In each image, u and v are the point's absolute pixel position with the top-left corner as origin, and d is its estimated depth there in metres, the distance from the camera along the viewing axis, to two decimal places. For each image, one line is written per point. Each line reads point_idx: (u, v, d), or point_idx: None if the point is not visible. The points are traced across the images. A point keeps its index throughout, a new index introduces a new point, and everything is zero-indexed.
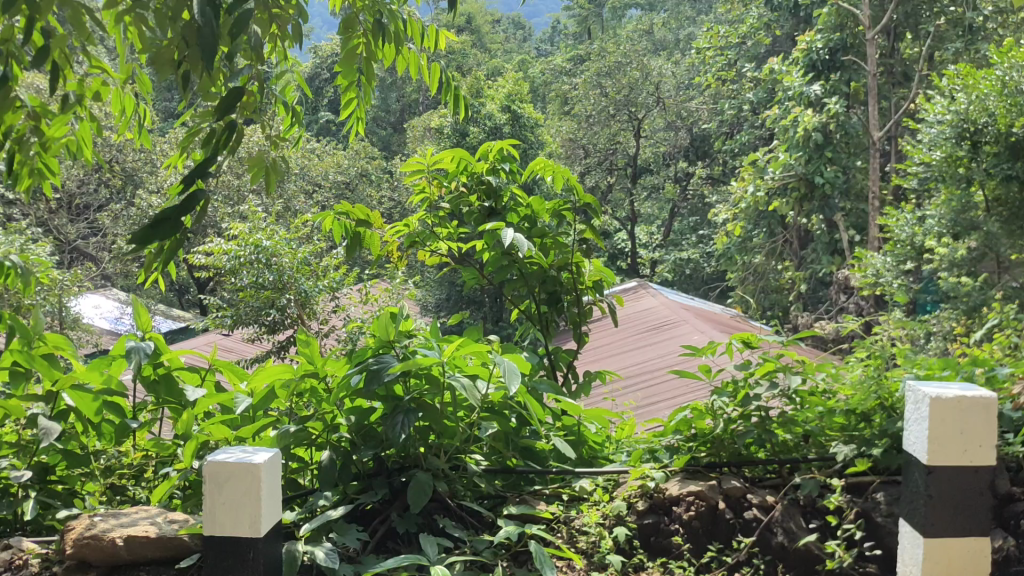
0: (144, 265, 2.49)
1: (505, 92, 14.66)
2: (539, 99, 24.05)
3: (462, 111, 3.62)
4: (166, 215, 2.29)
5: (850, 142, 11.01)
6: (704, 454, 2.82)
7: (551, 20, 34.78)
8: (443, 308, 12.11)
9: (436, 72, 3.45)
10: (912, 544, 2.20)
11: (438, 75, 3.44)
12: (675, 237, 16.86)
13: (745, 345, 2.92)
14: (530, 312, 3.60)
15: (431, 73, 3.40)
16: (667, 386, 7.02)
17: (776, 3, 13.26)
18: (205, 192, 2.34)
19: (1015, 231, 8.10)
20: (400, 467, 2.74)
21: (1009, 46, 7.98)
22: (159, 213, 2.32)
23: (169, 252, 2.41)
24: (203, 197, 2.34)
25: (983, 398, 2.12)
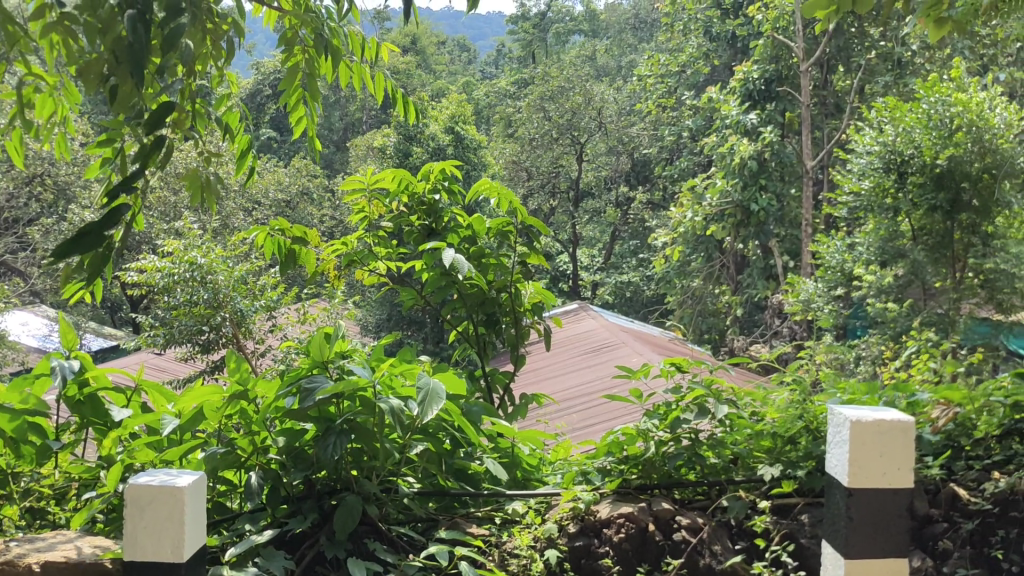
0: (66, 279, 2.42)
1: (449, 114, 14.72)
2: (483, 121, 24.16)
3: (412, 121, 3.64)
4: (89, 229, 2.23)
5: (785, 170, 11.28)
6: (634, 476, 2.85)
7: (497, 43, 34.96)
8: (382, 328, 11.98)
9: (381, 84, 3.42)
10: (834, 565, 2.25)
11: (382, 86, 3.42)
12: (616, 261, 17.07)
13: (677, 368, 2.97)
14: (468, 334, 3.60)
15: (376, 85, 3.36)
16: (603, 409, 7.04)
17: (714, 33, 13.59)
18: (129, 206, 2.28)
19: (939, 259, 8.41)
20: (329, 490, 2.70)
21: (934, 81, 8.29)
22: (81, 227, 2.26)
23: (91, 266, 2.34)
24: (127, 211, 2.28)
25: (901, 422, 2.18)
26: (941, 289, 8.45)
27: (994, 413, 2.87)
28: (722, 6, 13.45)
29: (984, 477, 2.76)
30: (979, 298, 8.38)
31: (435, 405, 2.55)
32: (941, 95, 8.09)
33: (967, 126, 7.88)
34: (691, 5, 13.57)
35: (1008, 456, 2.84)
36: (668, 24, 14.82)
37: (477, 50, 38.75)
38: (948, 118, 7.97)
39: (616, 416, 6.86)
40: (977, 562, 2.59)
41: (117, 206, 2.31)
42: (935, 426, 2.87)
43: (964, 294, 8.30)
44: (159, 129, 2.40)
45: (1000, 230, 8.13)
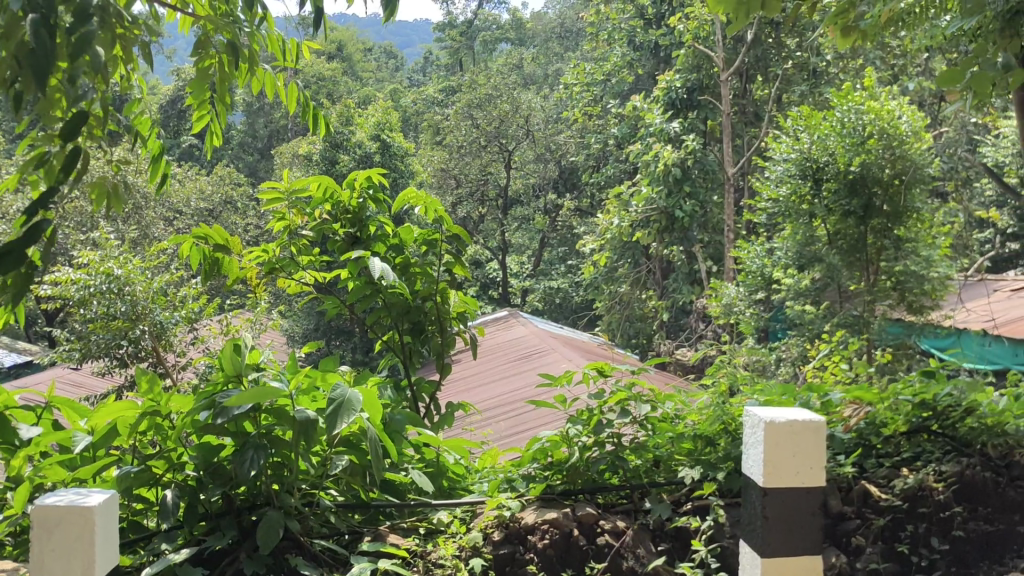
0: None
1: (375, 121, 14.63)
2: (411, 129, 24.04)
3: (328, 129, 3.56)
4: (8, 248, 2.14)
5: (707, 177, 11.52)
6: (559, 483, 2.86)
7: (423, 51, 34.70)
8: (309, 339, 11.81)
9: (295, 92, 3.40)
10: (751, 564, 2.30)
11: (297, 93, 3.36)
12: (545, 267, 17.20)
13: (599, 372, 3.00)
14: (393, 343, 3.54)
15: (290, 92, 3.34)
16: (529, 416, 7.02)
17: (638, 43, 13.82)
18: (48, 221, 2.20)
19: (854, 262, 8.62)
20: (250, 506, 2.64)
21: (846, 90, 8.58)
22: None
23: (15, 287, 2.26)
24: (47, 226, 2.20)
25: (813, 422, 2.24)
26: (855, 292, 8.62)
27: (901, 411, 3.00)
28: (645, 16, 13.69)
29: (893, 474, 2.86)
30: (891, 300, 8.61)
31: (352, 414, 2.53)
32: (854, 104, 8.40)
33: (878, 134, 8.19)
34: (615, 14, 13.75)
35: (915, 453, 2.97)
36: (593, 34, 15.05)
37: (405, 58, 38.61)
38: (860, 126, 8.29)
39: (542, 422, 6.85)
40: (888, 556, 2.66)
41: (36, 222, 2.23)
42: (846, 425, 2.97)
43: (878, 297, 8.49)
44: (75, 139, 2.32)
45: (912, 233, 8.45)
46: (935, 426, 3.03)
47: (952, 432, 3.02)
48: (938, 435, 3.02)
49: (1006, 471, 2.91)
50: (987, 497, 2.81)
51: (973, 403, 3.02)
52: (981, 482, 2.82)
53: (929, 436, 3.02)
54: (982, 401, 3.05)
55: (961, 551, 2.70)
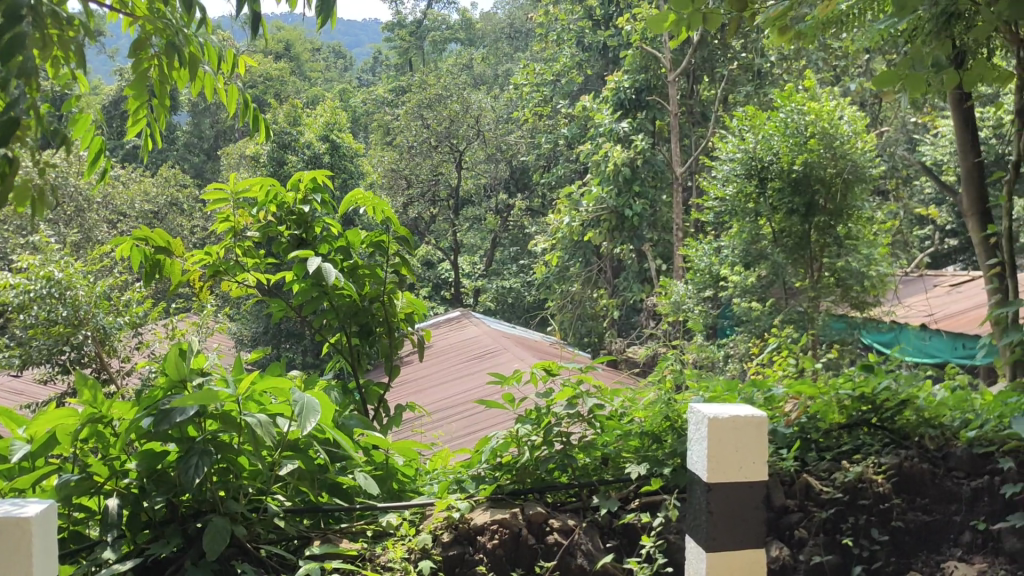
0: None
1: (324, 122, 14.50)
2: (361, 129, 23.84)
3: (266, 133, 3.53)
4: None
5: (656, 176, 11.62)
6: (508, 482, 2.87)
7: (373, 51, 34.39)
8: (259, 341, 11.67)
9: (236, 96, 3.39)
10: (697, 559, 2.33)
11: (237, 97, 3.35)
12: (498, 267, 17.21)
13: (547, 371, 3.02)
14: (341, 345, 3.50)
15: (230, 96, 3.34)
16: (480, 416, 7.00)
17: (586, 44, 13.91)
18: None
19: (798, 259, 8.77)
20: (195, 513, 2.60)
21: (789, 91, 8.75)
22: None
23: None
24: None
25: (755, 418, 2.30)
26: (799, 289, 8.79)
27: (842, 405, 3.09)
28: (593, 17, 13.79)
29: (834, 466, 2.92)
30: (835, 296, 8.78)
31: (308, 418, 2.55)
32: (796, 104, 8.58)
33: (819, 134, 8.39)
34: (563, 14, 13.82)
35: (855, 446, 3.05)
36: (543, 34, 15.09)
37: (354, 58, 38.31)
38: (803, 126, 8.46)
39: (492, 422, 6.83)
40: (831, 548, 2.71)
41: None
42: (789, 419, 3.04)
43: (822, 293, 8.67)
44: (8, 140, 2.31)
45: (854, 231, 8.66)
46: (875, 420, 3.12)
47: (890, 425, 3.12)
48: (878, 429, 3.12)
49: (943, 462, 3.00)
50: (924, 487, 2.89)
51: (910, 396, 3.14)
52: (918, 473, 2.90)
53: (868, 429, 3.11)
54: (919, 394, 3.18)
55: (900, 541, 2.76)
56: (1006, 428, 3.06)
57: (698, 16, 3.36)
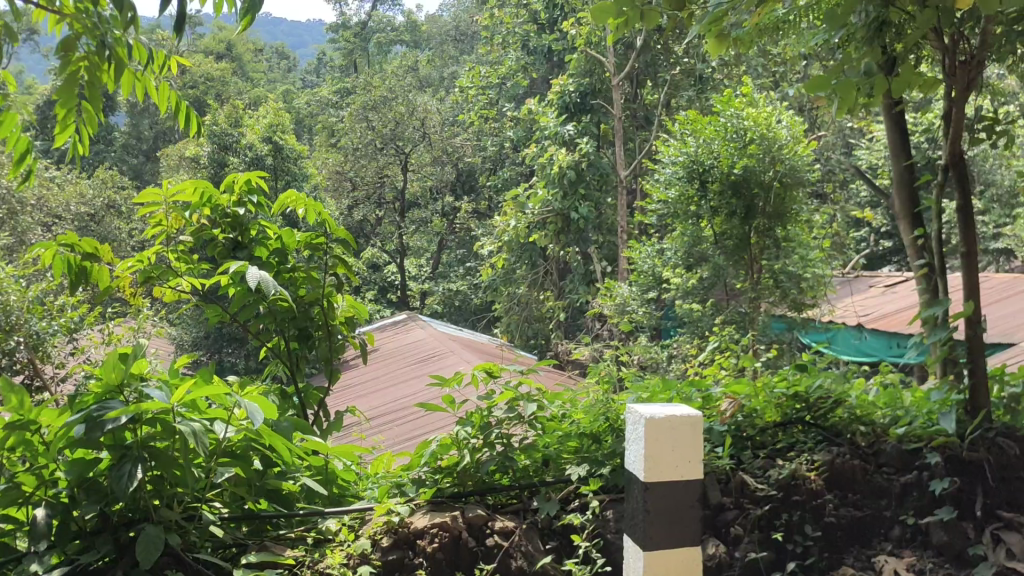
0: None
1: (267, 123, 14.30)
2: (305, 131, 23.57)
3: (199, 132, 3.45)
4: None
5: (600, 179, 11.72)
6: (448, 485, 2.86)
7: (317, 52, 33.96)
8: (200, 346, 11.45)
9: (168, 95, 3.34)
10: (635, 558, 2.35)
11: (169, 96, 3.27)
12: (444, 270, 17.10)
13: (488, 374, 3.01)
14: (279, 349, 3.44)
15: (162, 95, 3.29)
16: (424, 419, 6.93)
17: (531, 47, 13.95)
18: None
19: (739, 261, 8.92)
20: (127, 521, 2.54)
21: (728, 96, 8.91)
22: None
23: None
24: None
25: (690, 417, 2.33)
26: (740, 289, 8.94)
27: (778, 404, 3.16)
28: (538, 21, 13.84)
29: (769, 464, 2.97)
30: (775, 297, 8.92)
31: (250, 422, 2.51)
32: (736, 109, 8.73)
33: (759, 139, 8.55)
34: (508, 18, 13.85)
35: (789, 444, 3.11)
36: (488, 37, 15.10)
37: (297, 58, 37.94)
38: (741, 131, 8.62)
39: (436, 425, 6.75)
40: (765, 544, 2.75)
41: None
42: (724, 417, 3.09)
43: (762, 294, 8.82)
44: None
45: (792, 234, 8.83)
46: (809, 419, 3.20)
47: (824, 423, 3.20)
48: (811, 427, 3.19)
49: (873, 458, 3.07)
50: (855, 483, 2.95)
51: (842, 395, 3.22)
52: (850, 470, 2.96)
53: (802, 427, 3.18)
54: (851, 393, 3.27)
55: (832, 536, 2.83)
56: (934, 424, 3.14)
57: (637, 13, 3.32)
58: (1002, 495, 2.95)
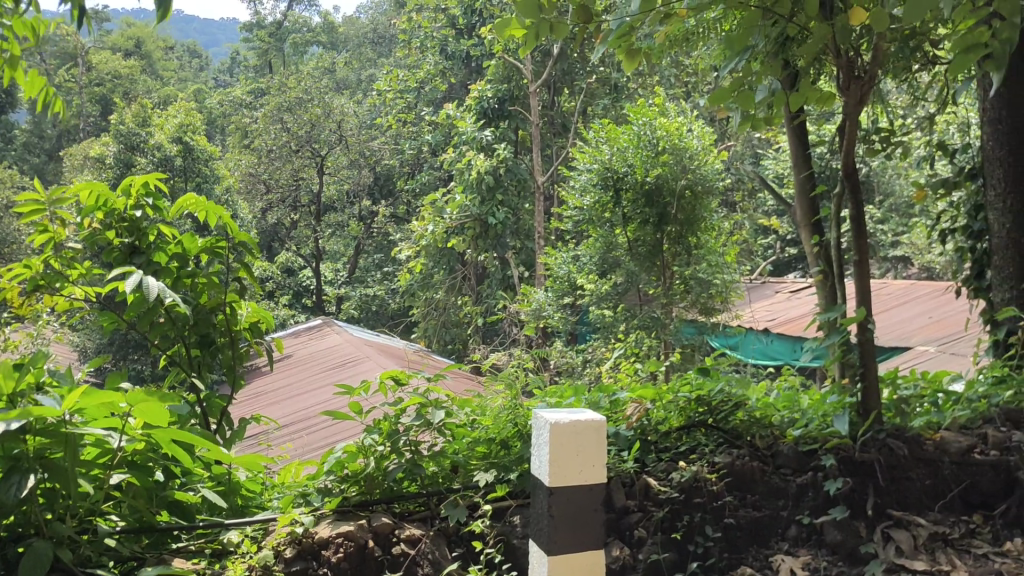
0: None
1: (177, 122, 13.94)
2: (218, 132, 23.05)
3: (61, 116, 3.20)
4: None
5: (518, 185, 11.79)
6: (354, 494, 2.81)
7: (230, 51, 33.20)
8: (104, 353, 11.06)
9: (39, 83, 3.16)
10: (540, 563, 2.37)
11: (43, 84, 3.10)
12: (361, 274, 16.92)
13: (396, 381, 2.99)
14: (180, 357, 3.34)
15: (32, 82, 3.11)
16: (334, 429, 6.82)
17: (449, 52, 13.94)
18: None
19: (652, 267, 9.09)
20: (16, 537, 2.41)
21: (641, 106, 9.10)
22: None
23: None
24: None
25: (593, 422, 2.36)
26: (653, 295, 9.11)
27: (679, 407, 3.26)
28: (456, 26, 13.88)
29: (671, 467, 3.04)
30: (685, 302, 9.12)
31: None
32: (648, 119, 8.93)
33: (670, 148, 8.78)
34: (426, 22, 13.83)
35: (691, 446, 3.19)
36: (407, 41, 15.01)
37: (210, 58, 37.08)
38: (654, 140, 8.83)
39: (346, 435, 6.66)
40: (667, 546, 2.81)
41: None
42: (630, 423, 3.15)
43: (673, 299, 9.01)
44: None
45: (702, 241, 9.05)
46: (711, 421, 3.28)
47: (724, 425, 3.28)
48: (713, 429, 3.27)
49: (771, 460, 3.17)
50: (754, 484, 3.04)
51: (741, 398, 3.32)
52: (749, 471, 3.05)
53: (704, 430, 3.27)
54: (750, 397, 3.37)
55: (732, 537, 2.90)
56: (828, 426, 3.27)
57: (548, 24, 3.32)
58: (890, 494, 3.10)
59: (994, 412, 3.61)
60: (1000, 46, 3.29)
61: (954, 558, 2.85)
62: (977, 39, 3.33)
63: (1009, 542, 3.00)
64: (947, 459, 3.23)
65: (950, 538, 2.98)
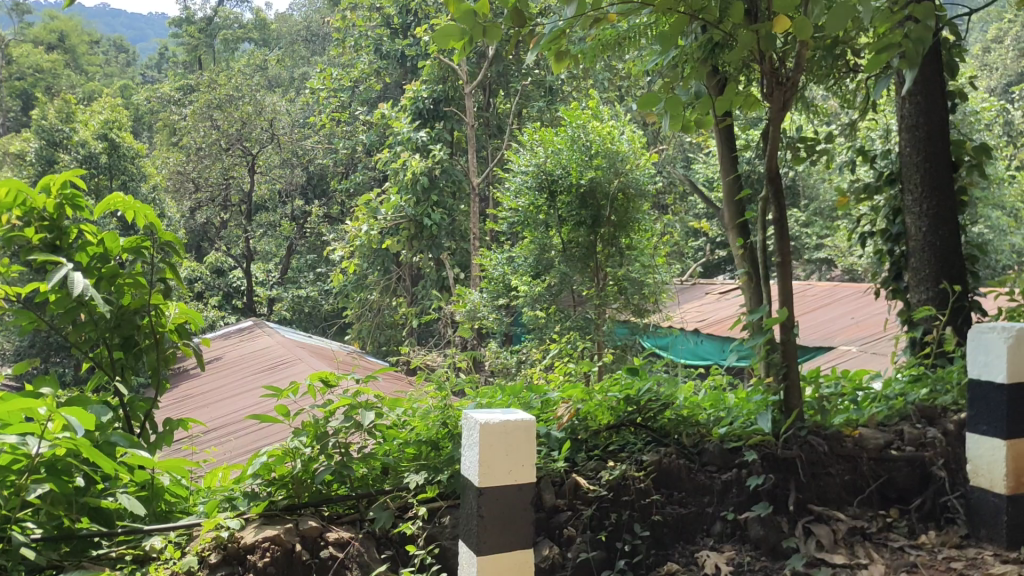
0: None
1: (102, 119, 13.48)
2: (145, 128, 22.49)
3: None
4: None
5: (453, 186, 11.74)
6: (281, 498, 2.77)
7: (159, 46, 32.45)
8: (23, 355, 10.68)
9: None
10: (469, 563, 2.37)
11: None
12: (294, 275, 16.65)
13: (324, 383, 2.96)
14: (102, 360, 3.23)
15: None
16: (260, 433, 6.70)
17: (384, 51, 13.83)
18: None
19: (585, 268, 9.15)
20: None
21: (575, 109, 9.18)
22: None
23: None
24: None
25: (523, 422, 2.37)
26: (586, 296, 9.18)
27: (610, 406, 3.31)
28: (391, 25, 13.81)
29: (601, 466, 3.08)
30: (618, 303, 9.21)
31: None
32: (582, 122, 9.03)
33: (603, 152, 8.90)
34: (361, 21, 13.73)
35: (620, 445, 3.25)
36: (340, 39, 14.86)
37: (138, 53, 36.19)
38: (588, 143, 8.93)
39: (272, 439, 6.55)
40: (596, 544, 2.83)
41: None
42: (560, 422, 3.18)
43: (606, 300, 9.10)
44: None
45: (634, 242, 9.18)
46: (639, 420, 3.34)
47: (652, 424, 3.34)
48: (641, 428, 3.33)
49: (697, 458, 3.24)
50: (680, 482, 3.09)
51: (669, 397, 3.38)
52: (676, 469, 3.11)
53: (633, 429, 3.31)
54: (677, 396, 3.43)
55: (658, 533, 2.94)
56: (752, 424, 3.34)
57: (479, 29, 3.31)
58: (811, 490, 3.19)
59: (910, 409, 3.74)
60: (916, 46, 3.43)
61: (872, 552, 2.95)
62: (893, 41, 3.46)
63: (923, 535, 3.13)
64: (865, 455, 3.35)
65: (868, 532, 3.09)
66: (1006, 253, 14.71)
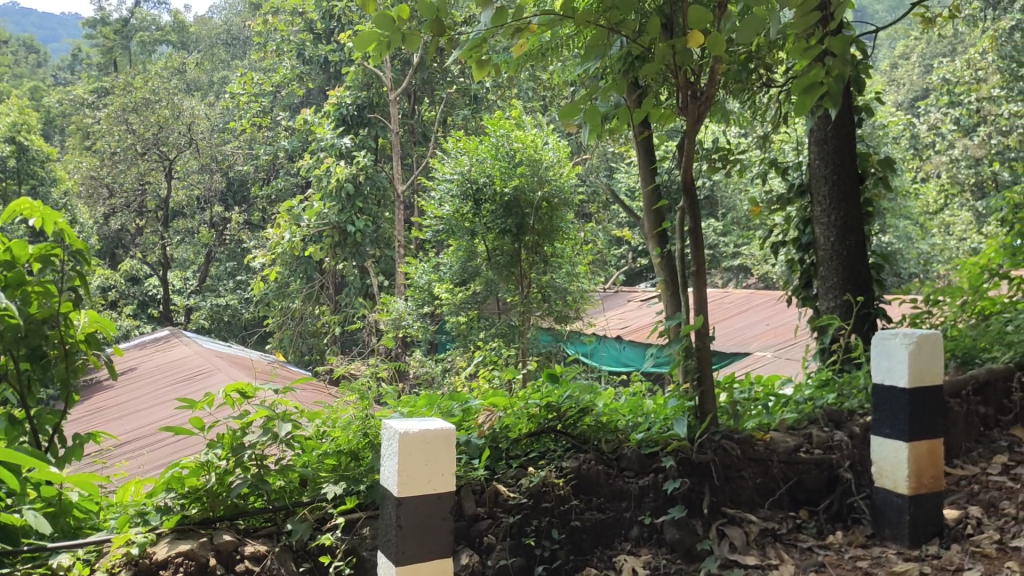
0: None
1: (9, 122, 13.11)
2: (56, 131, 21.73)
3: None
4: None
5: (378, 194, 11.67)
6: (194, 511, 2.71)
7: (73, 47, 31.45)
8: None
9: None
10: (387, 572, 2.36)
11: None
12: (212, 283, 16.31)
13: (240, 394, 2.89)
14: (7, 372, 3.06)
15: None
16: (171, 446, 6.52)
17: (307, 57, 13.65)
18: None
19: (509, 276, 9.20)
20: None
21: (499, 117, 9.24)
22: None
23: None
24: None
25: (442, 431, 2.38)
26: (511, 303, 9.24)
27: (531, 414, 3.33)
28: (314, 31, 13.66)
29: (521, 473, 3.09)
30: (542, 310, 9.27)
31: None
32: (505, 131, 9.09)
33: (526, 161, 8.96)
34: (283, 25, 13.54)
35: (539, 452, 3.28)
36: (262, 44, 14.63)
37: (50, 55, 35.01)
38: (511, 152, 9.00)
39: (184, 451, 6.38)
40: (516, 551, 2.86)
41: None
42: (481, 430, 3.19)
43: (530, 307, 9.18)
44: None
45: (558, 250, 9.27)
46: (560, 427, 3.37)
47: (572, 431, 3.38)
48: (561, 435, 3.37)
49: (616, 463, 3.28)
50: (599, 487, 3.14)
51: (589, 404, 3.44)
52: (595, 475, 3.15)
53: (553, 436, 3.35)
54: (597, 402, 3.48)
55: (577, 539, 2.99)
56: (668, 430, 3.42)
57: (399, 38, 3.32)
58: (724, 492, 3.28)
59: (818, 413, 3.86)
60: (833, 82, 3.51)
61: (782, 553, 3.06)
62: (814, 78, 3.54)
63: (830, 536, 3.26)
64: (776, 458, 3.44)
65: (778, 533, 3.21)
66: (913, 260, 15.35)
